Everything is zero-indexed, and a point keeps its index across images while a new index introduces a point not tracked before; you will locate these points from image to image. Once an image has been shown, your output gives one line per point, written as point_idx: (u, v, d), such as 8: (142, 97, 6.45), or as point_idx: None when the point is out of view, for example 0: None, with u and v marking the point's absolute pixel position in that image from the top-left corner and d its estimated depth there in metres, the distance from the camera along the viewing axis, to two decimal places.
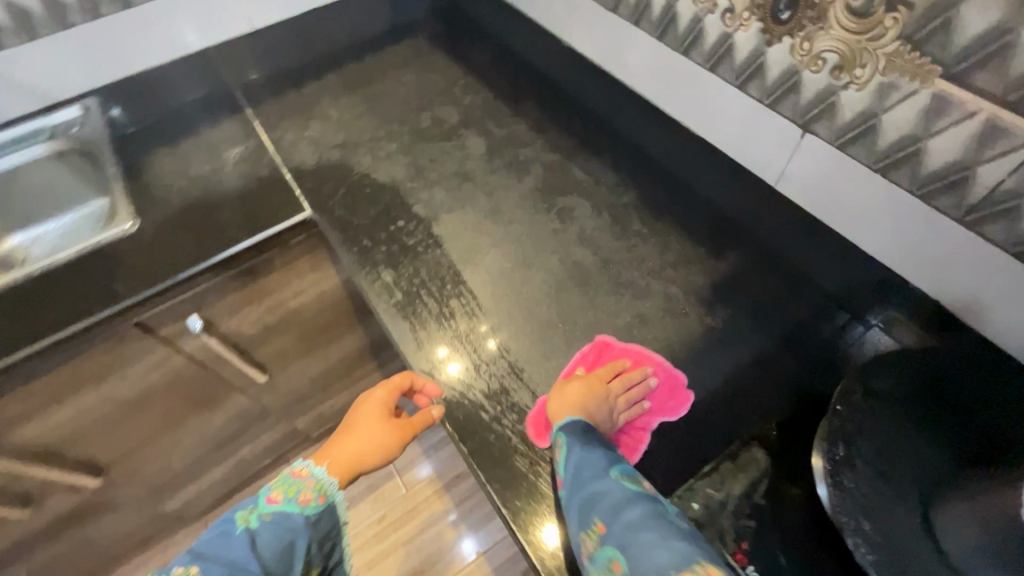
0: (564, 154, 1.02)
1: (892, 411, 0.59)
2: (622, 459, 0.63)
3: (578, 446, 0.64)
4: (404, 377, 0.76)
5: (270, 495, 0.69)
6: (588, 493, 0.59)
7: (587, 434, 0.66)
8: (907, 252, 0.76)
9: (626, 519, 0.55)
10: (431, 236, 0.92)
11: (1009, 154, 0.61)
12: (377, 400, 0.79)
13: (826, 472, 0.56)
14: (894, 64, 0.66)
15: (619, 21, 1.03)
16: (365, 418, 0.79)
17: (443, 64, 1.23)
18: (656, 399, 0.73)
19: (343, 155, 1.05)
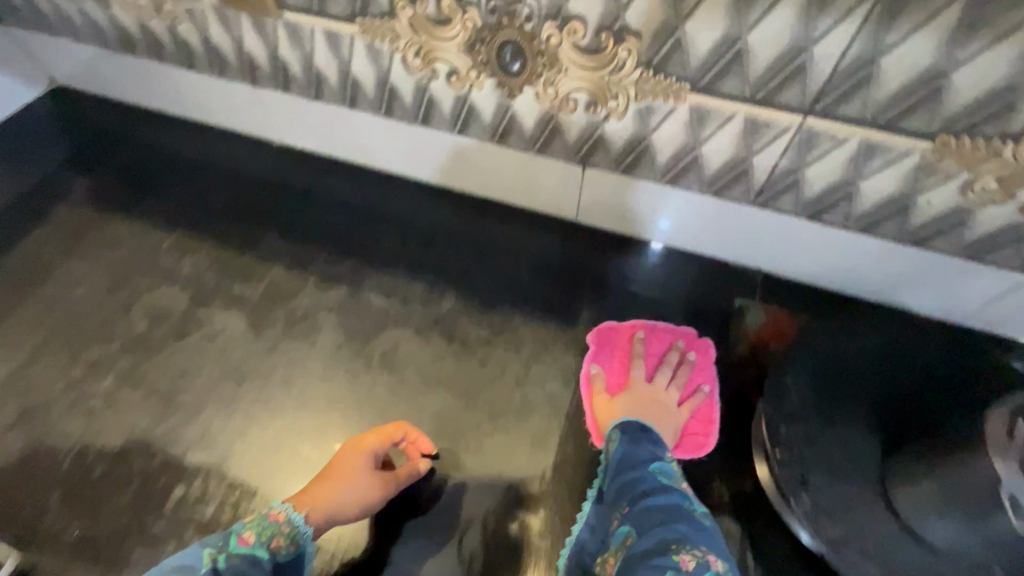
0: (350, 280, 0.81)
1: (822, 423, 0.58)
2: (667, 455, 0.63)
3: (625, 436, 0.64)
4: (399, 427, 0.66)
5: (242, 533, 0.54)
6: (624, 480, 0.60)
7: (645, 430, 0.65)
8: (721, 240, 0.78)
9: (658, 505, 0.56)
10: (235, 485, 0.65)
11: (774, 142, 0.62)
12: (370, 444, 0.64)
13: (808, 532, 0.54)
14: (644, 88, 0.62)
15: (331, 107, 0.85)
16: (349, 453, 0.63)
17: (122, 227, 0.88)
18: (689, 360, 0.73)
19: (29, 434, 0.68)
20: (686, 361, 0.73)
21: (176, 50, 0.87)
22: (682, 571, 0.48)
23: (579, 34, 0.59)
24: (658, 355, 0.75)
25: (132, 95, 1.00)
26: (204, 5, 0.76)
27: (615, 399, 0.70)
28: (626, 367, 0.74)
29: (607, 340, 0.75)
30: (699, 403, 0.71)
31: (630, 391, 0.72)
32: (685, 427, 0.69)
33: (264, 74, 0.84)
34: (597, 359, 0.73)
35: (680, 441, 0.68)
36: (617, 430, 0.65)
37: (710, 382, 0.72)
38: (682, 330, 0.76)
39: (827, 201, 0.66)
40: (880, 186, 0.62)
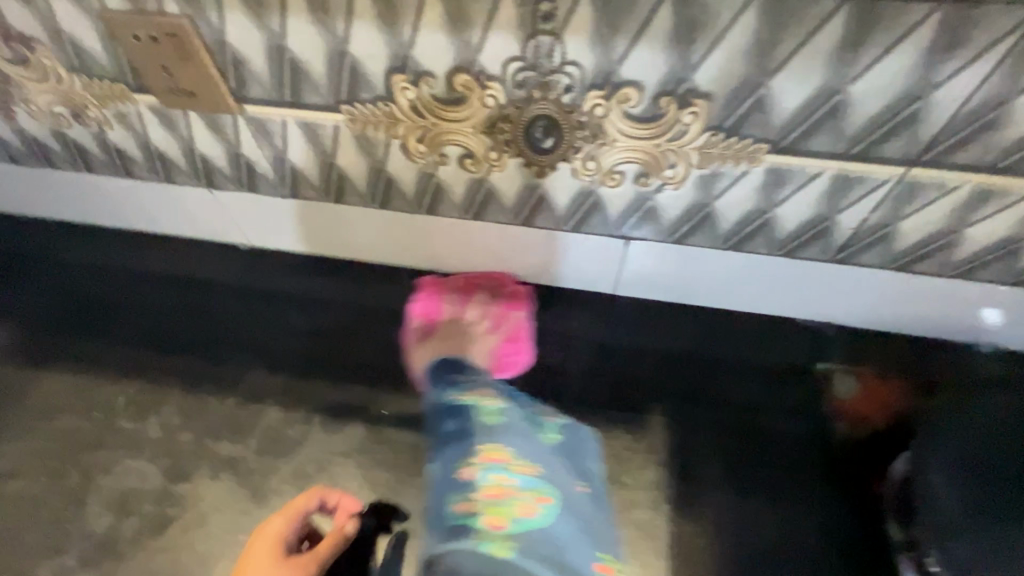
0: (362, 413, 0.67)
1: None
2: (466, 385, 0.65)
3: (442, 368, 0.68)
4: (312, 494, 0.55)
5: None
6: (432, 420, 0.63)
7: (456, 368, 0.68)
8: (789, 300, 0.68)
9: (453, 432, 0.60)
10: None
11: (865, 197, 0.53)
12: (273, 530, 0.52)
13: None
14: (710, 154, 0.52)
15: (309, 203, 0.70)
16: (253, 547, 0.52)
17: (55, 383, 0.70)
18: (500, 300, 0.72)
19: None
20: (486, 290, 0.73)
21: (106, 157, 0.71)
22: (470, 489, 0.53)
23: (632, 102, 0.49)
24: (462, 292, 0.73)
25: (42, 208, 0.81)
26: (138, 105, 0.61)
27: (431, 341, 0.70)
28: (444, 305, 0.72)
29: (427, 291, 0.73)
30: (504, 323, 0.70)
31: (444, 335, 0.70)
32: (495, 349, 0.69)
33: (223, 175, 0.69)
34: (416, 313, 0.72)
35: (493, 362, 0.68)
36: (437, 372, 0.68)
37: (516, 308, 0.71)
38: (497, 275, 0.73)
39: (921, 252, 0.58)
40: (988, 230, 0.54)
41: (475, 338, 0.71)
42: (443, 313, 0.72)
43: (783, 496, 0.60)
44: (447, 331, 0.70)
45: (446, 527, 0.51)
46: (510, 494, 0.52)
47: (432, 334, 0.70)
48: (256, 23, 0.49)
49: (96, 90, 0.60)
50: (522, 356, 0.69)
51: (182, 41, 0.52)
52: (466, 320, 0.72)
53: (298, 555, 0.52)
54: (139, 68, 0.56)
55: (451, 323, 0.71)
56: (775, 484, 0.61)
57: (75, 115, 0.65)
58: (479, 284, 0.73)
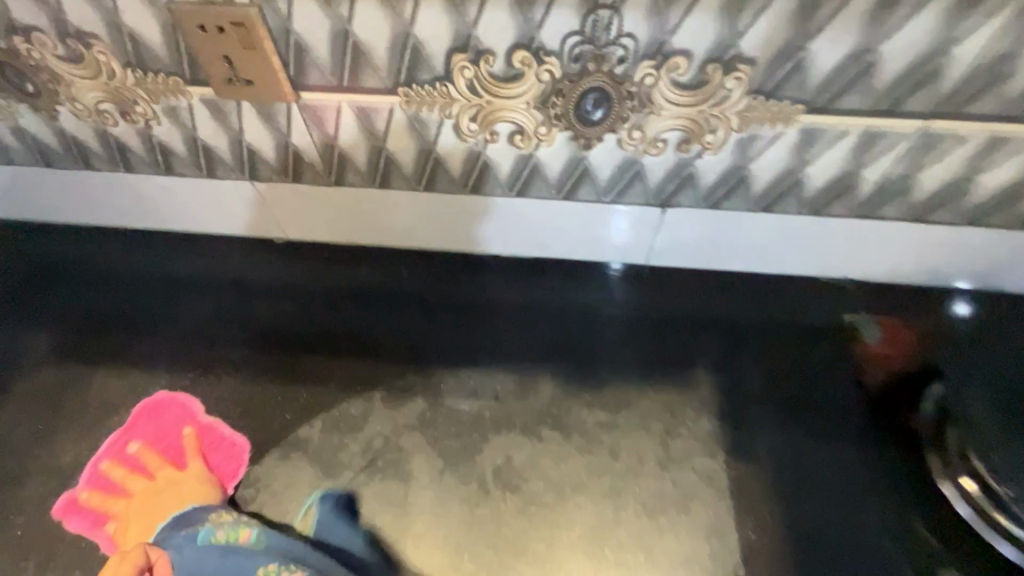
0: (421, 389, 0.69)
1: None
2: (202, 521, 0.60)
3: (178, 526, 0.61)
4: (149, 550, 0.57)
5: None
6: None
7: (180, 519, 0.61)
8: (811, 259, 0.73)
9: None
10: None
11: (889, 152, 0.58)
12: None
13: None
14: (749, 118, 0.56)
15: (352, 190, 0.72)
16: None
17: (112, 381, 0.70)
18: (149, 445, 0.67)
19: None
20: (167, 424, 0.68)
21: (147, 155, 0.71)
22: None
23: (681, 70, 0.53)
24: (116, 442, 0.67)
25: (80, 215, 0.82)
26: (191, 98, 0.63)
27: (122, 528, 0.62)
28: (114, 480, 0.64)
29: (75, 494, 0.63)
30: (205, 436, 0.67)
31: (138, 498, 0.64)
32: (207, 464, 0.65)
33: (267, 167, 0.71)
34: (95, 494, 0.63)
35: (208, 476, 0.64)
36: (164, 530, 0.61)
37: (189, 420, 0.68)
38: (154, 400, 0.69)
39: (937, 201, 0.63)
40: (997, 176, 0.59)
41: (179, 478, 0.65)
42: (131, 485, 0.64)
43: (826, 437, 0.65)
44: (168, 480, 0.65)
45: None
46: None
47: (127, 519, 0.63)
48: (325, 9, 0.52)
49: (148, 84, 0.62)
50: (239, 459, 0.66)
51: (248, 30, 0.54)
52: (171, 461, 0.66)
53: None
54: (200, 60, 0.58)
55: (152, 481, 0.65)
56: (817, 427, 0.66)
57: (122, 112, 0.66)
58: (164, 415, 0.68)
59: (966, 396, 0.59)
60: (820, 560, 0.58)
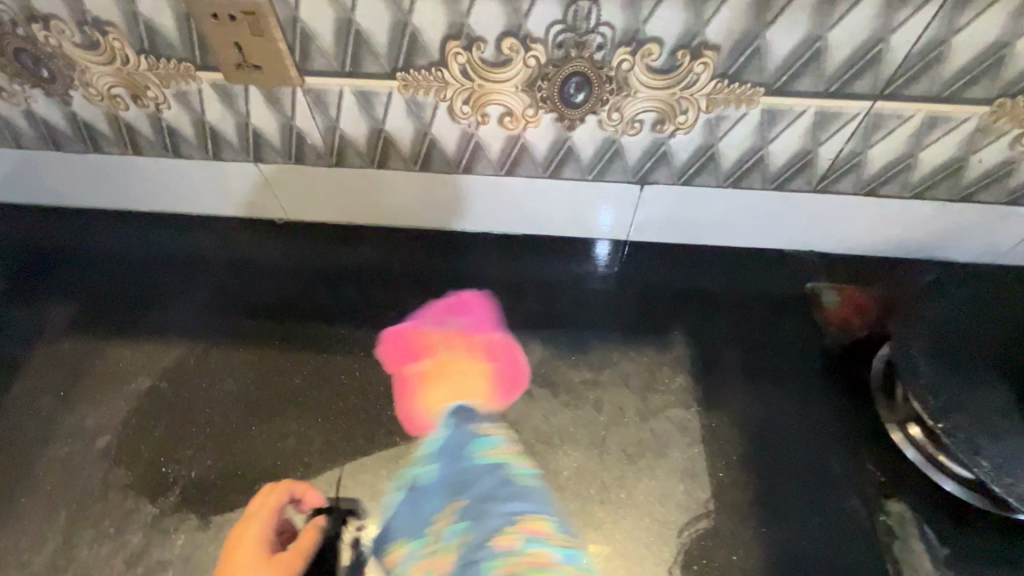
0: (421, 355, 0.75)
1: (1000, 439, 0.57)
2: (486, 428, 0.69)
3: (457, 417, 0.70)
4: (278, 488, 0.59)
5: (500, 544, 0.60)
6: (456, 482, 0.65)
7: (462, 410, 0.71)
8: (777, 232, 0.80)
9: (485, 487, 0.64)
10: None
11: (841, 130, 0.64)
12: (253, 534, 0.56)
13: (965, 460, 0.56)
14: (716, 99, 0.62)
15: (352, 170, 0.77)
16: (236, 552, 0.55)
17: (127, 353, 0.75)
18: (455, 313, 0.78)
19: None
20: (476, 321, 0.77)
21: (156, 138, 0.75)
22: (507, 552, 0.59)
23: (654, 56, 0.59)
24: (439, 316, 0.78)
25: (88, 198, 0.86)
26: (201, 83, 0.67)
27: (423, 390, 0.72)
28: (419, 345, 0.75)
29: (395, 344, 0.75)
30: (495, 347, 0.75)
31: (448, 374, 0.73)
32: (494, 364, 0.74)
33: (272, 150, 0.75)
34: (417, 359, 0.74)
35: (495, 389, 0.72)
36: (445, 420, 0.70)
37: (495, 330, 0.77)
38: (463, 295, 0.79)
39: (886, 176, 0.70)
40: (937, 151, 0.66)
41: (476, 365, 0.74)
42: (411, 359, 0.74)
43: (788, 390, 0.72)
44: (435, 372, 0.73)
45: (394, 510, 0.65)
46: (546, 566, 0.60)
47: (429, 381, 0.72)
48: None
49: (160, 70, 0.66)
50: (520, 365, 0.74)
51: (258, 19, 0.58)
52: (465, 352, 0.75)
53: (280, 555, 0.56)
54: (211, 47, 0.62)
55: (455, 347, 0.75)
56: (781, 382, 0.72)
57: (133, 96, 0.70)
58: (472, 310, 0.78)
59: (909, 354, 0.63)
60: (784, 495, 0.64)
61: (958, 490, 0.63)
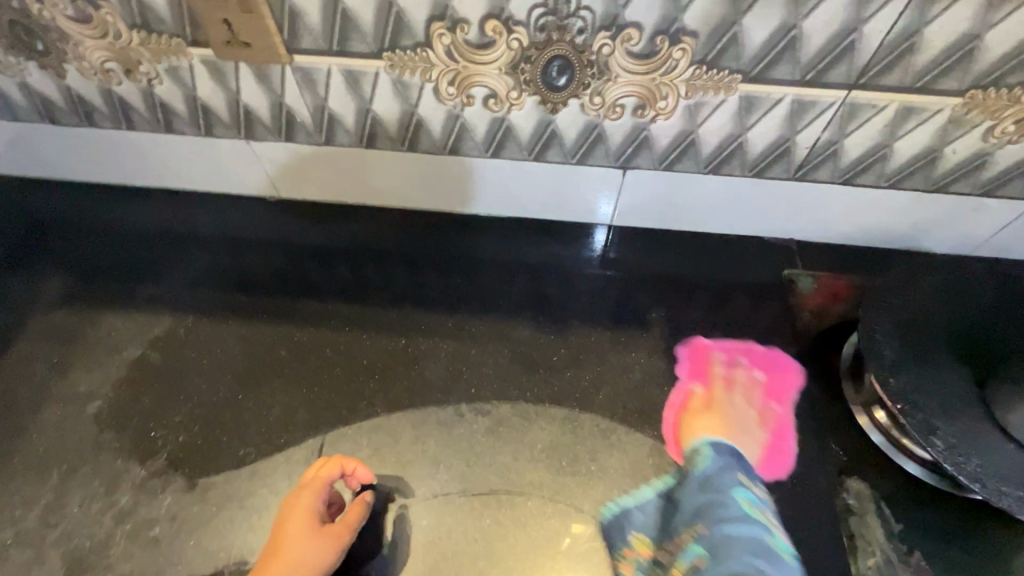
0: (405, 331, 0.77)
1: (954, 420, 0.59)
2: (742, 469, 0.63)
3: (719, 453, 0.64)
4: (331, 465, 0.63)
5: None
6: (698, 508, 0.60)
7: (737, 456, 0.64)
8: (757, 219, 0.82)
9: (732, 533, 0.55)
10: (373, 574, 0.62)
11: (817, 118, 0.66)
12: (304, 505, 0.61)
13: (922, 437, 0.58)
14: (695, 85, 0.64)
15: (342, 149, 0.78)
16: (288, 522, 0.61)
17: (120, 323, 0.77)
18: (759, 368, 0.74)
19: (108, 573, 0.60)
20: (775, 386, 0.73)
21: (149, 113, 0.76)
22: None
23: (633, 41, 0.60)
24: (737, 361, 0.75)
25: (84, 172, 0.87)
26: (191, 59, 0.68)
27: (688, 418, 0.70)
28: (698, 385, 0.73)
29: (692, 358, 0.75)
30: (783, 430, 0.69)
31: (710, 409, 0.70)
32: (767, 438, 0.69)
33: (262, 127, 0.76)
34: (693, 381, 0.73)
35: (760, 455, 0.67)
36: (704, 448, 0.64)
37: (778, 402, 0.72)
38: (745, 345, 0.76)
39: (862, 165, 0.71)
40: (912, 142, 0.67)
41: (748, 429, 0.68)
42: (692, 391, 0.72)
43: (760, 373, 0.74)
44: (709, 404, 0.70)
45: (622, 516, 0.64)
46: None
47: (694, 412, 0.70)
48: None
49: (152, 45, 0.67)
50: (785, 458, 0.67)
51: None
52: (741, 404, 0.71)
53: (330, 526, 0.61)
54: (202, 22, 0.63)
55: (731, 407, 0.70)
56: (753, 364, 0.75)
57: (126, 70, 0.71)
58: (779, 384, 0.73)
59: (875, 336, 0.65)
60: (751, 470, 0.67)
61: (919, 472, 0.65)
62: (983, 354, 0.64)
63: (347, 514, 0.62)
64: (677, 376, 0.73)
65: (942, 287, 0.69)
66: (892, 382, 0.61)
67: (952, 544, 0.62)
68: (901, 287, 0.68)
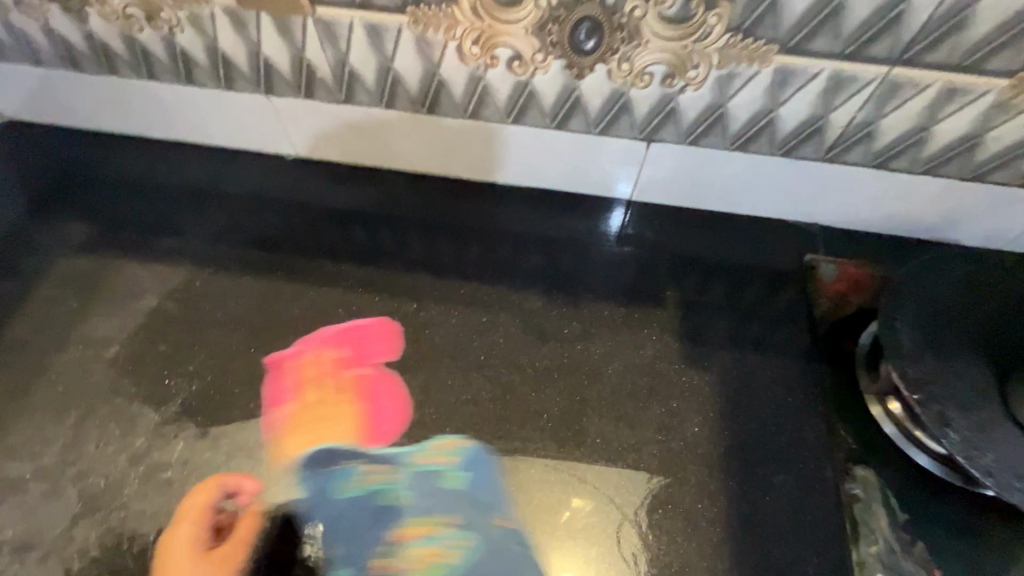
0: (416, 296, 0.77)
1: (971, 413, 0.58)
2: (349, 460, 0.65)
3: (315, 466, 0.64)
4: (212, 489, 0.62)
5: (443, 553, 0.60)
6: (327, 519, 0.61)
7: (331, 455, 0.65)
8: (781, 200, 0.79)
9: (371, 510, 0.62)
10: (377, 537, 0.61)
11: (855, 95, 0.63)
12: (184, 536, 0.59)
13: (936, 429, 0.57)
14: (728, 55, 0.61)
15: (360, 109, 0.77)
16: (167, 556, 0.59)
17: (137, 272, 0.78)
18: (350, 351, 0.72)
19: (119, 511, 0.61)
20: (364, 352, 0.72)
21: (170, 63, 0.76)
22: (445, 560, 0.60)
23: (667, 4, 0.58)
24: (330, 338, 0.73)
25: (106, 122, 0.88)
26: (214, 8, 0.67)
27: (290, 435, 0.66)
28: (294, 391, 0.69)
29: (283, 369, 0.70)
30: (381, 387, 0.70)
31: (316, 413, 0.68)
32: (368, 402, 0.68)
33: (282, 82, 0.75)
34: (276, 407, 0.68)
35: (364, 433, 0.67)
36: (302, 470, 0.64)
37: (364, 362, 0.71)
38: (327, 331, 0.73)
39: (897, 149, 0.69)
40: (954, 126, 0.64)
41: (342, 415, 0.68)
42: (286, 395, 0.68)
43: (774, 357, 0.73)
44: (309, 403, 0.68)
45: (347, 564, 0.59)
46: None
47: (297, 426, 0.67)
48: None
49: None
50: (402, 411, 0.68)
51: None
52: (331, 385, 0.70)
53: (218, 551, 0.60)
54: None
55: (330, 394, 0.69)
56: (766, 347, 0.73)
57: (148, 17, 0.70)
58: (368, 343, 0.73)
59: (895, 325, 0.63)
60: (757, 453, 0.66)
61: (930, 465, 0.64)
62: (1010, 351, 0.62)
63: (237, 535, 0.60)
64: (264, 392, 0.69)
65: (971, 281, 0.67)
66: (909, 372, 0.60)
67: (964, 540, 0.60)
68: (928, 276, 0.67)
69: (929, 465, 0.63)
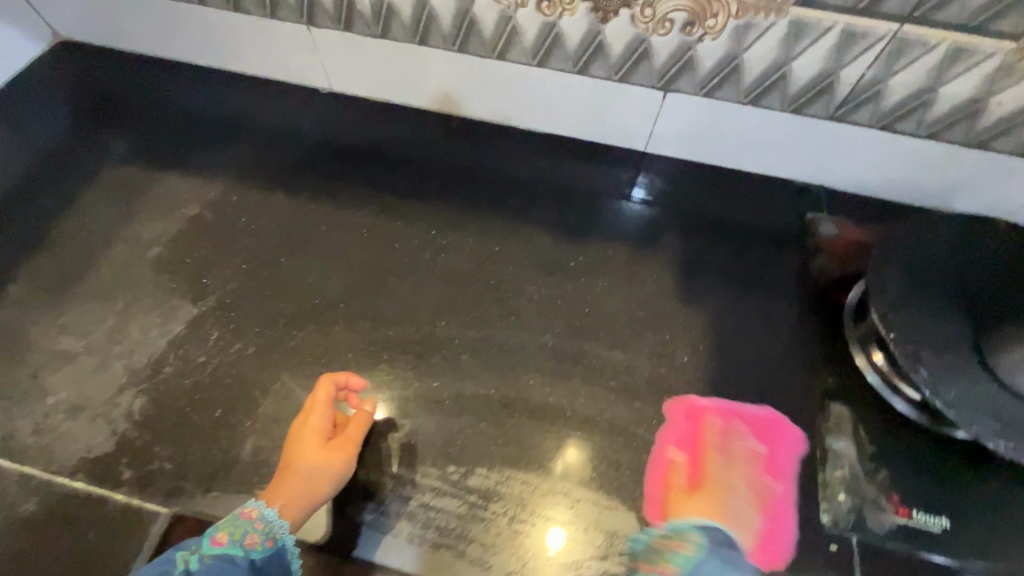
0: (436, 224, 0.82)
1: (943, 356, 0.62)
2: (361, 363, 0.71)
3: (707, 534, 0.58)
4: (327, 385, 0.65)
5: None
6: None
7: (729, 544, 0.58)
8: (791, 161, 0.82)
9: None
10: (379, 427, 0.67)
11: (865, 52, 0.66)
12: (313, 425, 0.63)
13: (908, 365, 0.61)
14: (747, 6, 0.64)
15: (394, 44, 0.81)
16: (297, 446, 0.62)
17: (182, 184, 0.84)
18: (764, 443, 0.68)
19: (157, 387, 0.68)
20: (775, 454, 0.67)
21: None
22: None
23: None
24: (737, 424, 0.69)
25: (145, 45, 0.91)
26: None
27: (674, 498, 0.64)
28: (696, 458, 0.67)
29: (682, 417, 0.69)
30: (771, 497, 0.65)
31: (700, 488, 0.64)
32: (762, 518, 0.63)
33: (323, 13, 0.79)
34: (674, 446, 0.67)
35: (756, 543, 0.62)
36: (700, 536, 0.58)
37: (384, 277, 0.77)
38: (753, 415, 0.69)
39: (904, 110, 0.71)
40: (957, 89, 0.67)
41: (735, 505, 0.63)
42: (686, 459, 0.67)
43: (765, 303, 0.77)
44: (714, 494, 0.64)
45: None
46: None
47: (679, 492, 0.64)
48: None
49: None
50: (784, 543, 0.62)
51: None
52: (721, 465, 0.66)
53: (337, 440, 0.63)
54: None
55: (715, 480, 0.65)
56: (760, 295, 0.78)
57: None
58: (771, 439, 0.68)
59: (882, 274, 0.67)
60: (742, 386, 0.71)
61: (907, 410, 0.68)
62: (993, 305, 0.65)
63: (350, 427, 0.64)
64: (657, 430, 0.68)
65: (961, 241, 0.70)
66: (890, 316, 0.64)
67: (926, 475, 0.65)
68: (920, 233, 0.70)
69: (907, 410, 0.68)
